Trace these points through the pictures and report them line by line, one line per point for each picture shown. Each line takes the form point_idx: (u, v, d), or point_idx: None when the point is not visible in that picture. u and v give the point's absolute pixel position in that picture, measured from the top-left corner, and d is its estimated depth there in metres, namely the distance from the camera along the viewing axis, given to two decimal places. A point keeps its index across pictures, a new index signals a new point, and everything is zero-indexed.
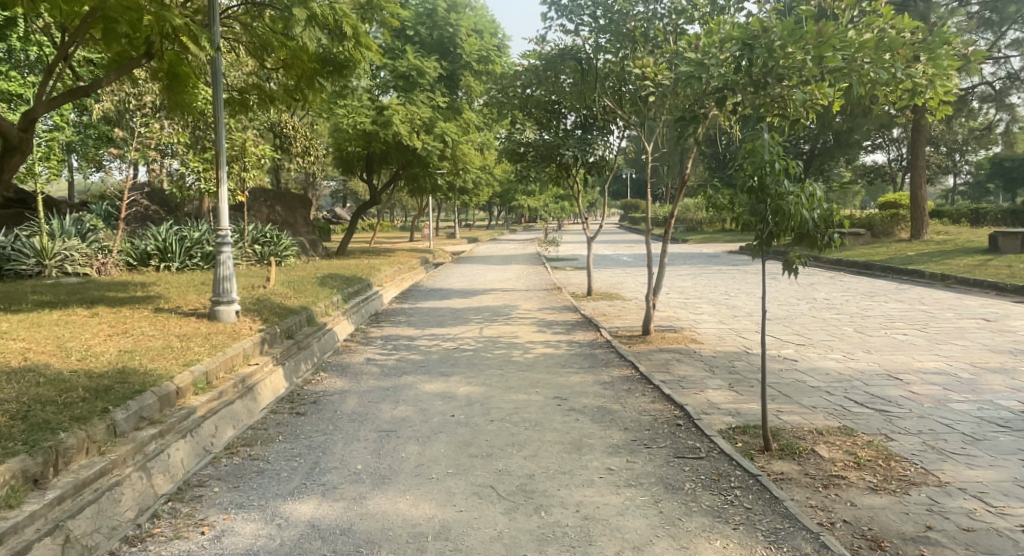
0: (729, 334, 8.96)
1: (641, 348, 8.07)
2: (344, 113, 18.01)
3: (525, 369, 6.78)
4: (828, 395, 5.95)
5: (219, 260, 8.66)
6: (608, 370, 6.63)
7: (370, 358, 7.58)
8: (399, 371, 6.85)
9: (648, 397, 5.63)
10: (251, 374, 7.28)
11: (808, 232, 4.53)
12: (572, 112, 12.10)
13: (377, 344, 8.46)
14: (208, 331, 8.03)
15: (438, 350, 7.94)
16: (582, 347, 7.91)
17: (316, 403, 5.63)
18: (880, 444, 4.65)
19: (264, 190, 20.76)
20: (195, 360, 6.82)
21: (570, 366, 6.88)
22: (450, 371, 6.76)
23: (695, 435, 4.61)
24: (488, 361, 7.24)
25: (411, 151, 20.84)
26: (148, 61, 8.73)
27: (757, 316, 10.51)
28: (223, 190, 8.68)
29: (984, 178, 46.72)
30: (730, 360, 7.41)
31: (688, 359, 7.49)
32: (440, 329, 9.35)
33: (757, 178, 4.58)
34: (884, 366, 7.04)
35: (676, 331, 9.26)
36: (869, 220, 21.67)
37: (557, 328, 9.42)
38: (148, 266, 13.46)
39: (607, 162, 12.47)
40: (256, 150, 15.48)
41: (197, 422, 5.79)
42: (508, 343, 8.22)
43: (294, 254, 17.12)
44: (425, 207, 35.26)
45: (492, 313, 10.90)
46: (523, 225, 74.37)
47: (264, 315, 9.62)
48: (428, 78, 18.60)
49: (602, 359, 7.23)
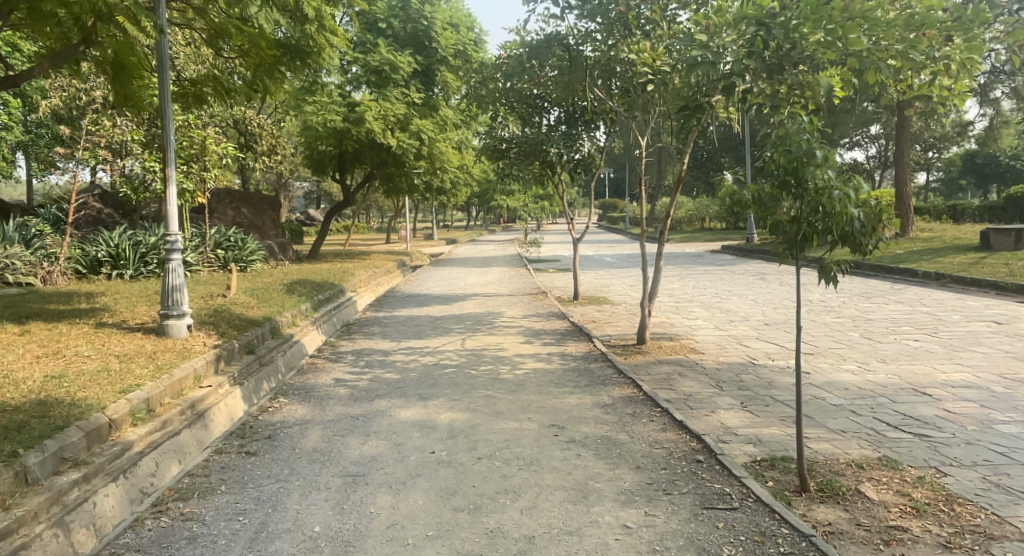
0: (731, 343, 8.27)
1: (638, 360, 7.33)
2: (313, 110, 17.06)
3: (514, 390, 6.00)
4: (855, 415, 5.26)
5: (169, 267, 7.82)
6: (607, 390, 5.89)
7: (339, 377, 6.76)
8: (370, 395, 6.03)
9: (657, 424, 4.90)
10: (201, 399, 6.48)
11: (853, 234, 3.80)
12: (556, 107, 11.59)
13: (346, 361, 7.61)
14: (153, 348, 7.18)
15: (415, 366, 7.16)
16: (574, 361, 7.17)
17: (270, 438, 4.82)
18: (934, 481, 3.98)
19: (229, 191, 19.75)
20: (134, 385, 5.98)
21: (565, 384, 6.13)
22: (429, 394, 5.96)
23: (722, 476, 3.90)
24: (471, 379, 6.46)
25: (385, 149, 19.94)
26: (86, 48, 7.82)
27: (756, 320, 9.84)
28: (171, 190, 7.80)
29: (956, 175, 46.96)
30: (738, 374, 6.71)
31: (691, 373, 6.77)
32: (417, 341, 8.55)
33: (792, 172, 3.85)
34: (907, 378, 6.40)
35: (673, 340, 8.54)
36: None
37: (544, 338, 8.67)
38: (99, 274, 12.53)
39: (593, 160, 11.83)
40: (217, 148, 14.57)
41: (132, 460, 4.97)
42: (492, 358, 7.44)
43: (260, 258, 16.26)
44: (400, 207, 34.36)
45: (473, 322, 10.12)
46: (501, 225, 73.72)
47: (221, 328, 8.76)
48: (402, 74, 17.72)
49: (598, 375, 6.49)
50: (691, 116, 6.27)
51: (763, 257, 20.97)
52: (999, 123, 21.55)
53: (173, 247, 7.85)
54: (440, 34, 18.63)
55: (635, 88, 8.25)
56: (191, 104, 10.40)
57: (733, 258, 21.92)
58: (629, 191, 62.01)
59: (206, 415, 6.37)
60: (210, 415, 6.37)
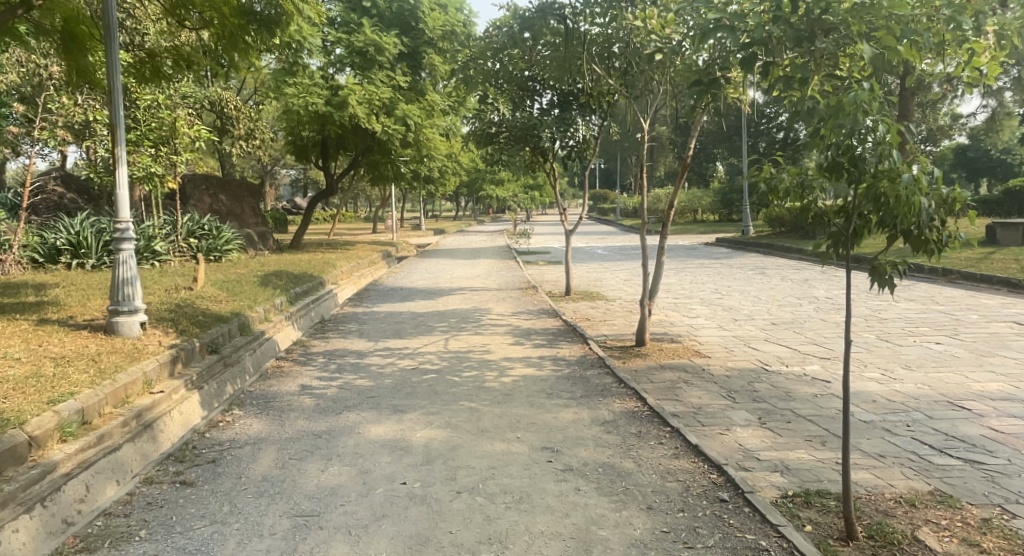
0: (737, 345, 7.60)
1: (638, 366, 6.66)
2: (294, 92, 16.24)
3: (501, 402, 5.29)
4: (891, 434, 4.58)
5: (119, 260, 7.09)
6: (606, 402, 5.19)
7: (305, 384, 6.03)
8: (338, 406, 5.31)
9: (667, 448, 4.20)
10: (148, 408, 5.75)
11: (918, 228, 3.05)
12: (549, 90, 11.07)
13: (316, 363, 6.88)
14: (97, 351, 6.46)
15: (392, 371, 6.44)
16: (568, 367, 6.47)
17: (213, 464, 4.11)
18: (1006, 526, 3.30)
19: (206, 177, 18.90)
20: (65, 395, 5.29)
21: (558, 395, 5.43)
22: (403, 406, 5.25)
23: (752, 523, 3.21)
24: (452, 389, 5.75)
25: (370, 135, 19.13)
26: (25, 11, 6.97)
27: (761, 320, 9.19)
28: (121, 173, 7.05)
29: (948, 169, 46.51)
30: (750, 382, 6.03)
31: (698, 381, 6.09)
32: (397, 341, 7.83)
33: (844, 153, 3.11)
34: (938, 387, 5.73)
35: (674, 342, 7.87)
36: None
37: (534, 338, 7.96)
38: (57, 263, 11.79)
39: (587, 146, 11.24)
40: (189, 130, 13.74)
41: (53, 484, 3.75)
42: (476, 363, 6.73)
43: (236, 248, 15.52)
44: (386, 196, 33.48)
45: (458, 319, 9.40)
46: (490, 216, 72.85)
47: (182, 324, 8.00)
48: (388, 55, 16.89)
49: (596, 385, 5.78)
50: (704, 92, 5.55)
51: (760, 251, 20.36)
52: (1001, 113, 21.07)
53: (123, 237, 7.12)
54: (426, 15, 17.76)
55: (640, 61, 7.49)
56: (149, 78, 9.72)
57: (728, 251, 21.32)
58: (620, 182, 61.28)
59: (154, 425, 5.69)
60: (158, 426, 5.65)
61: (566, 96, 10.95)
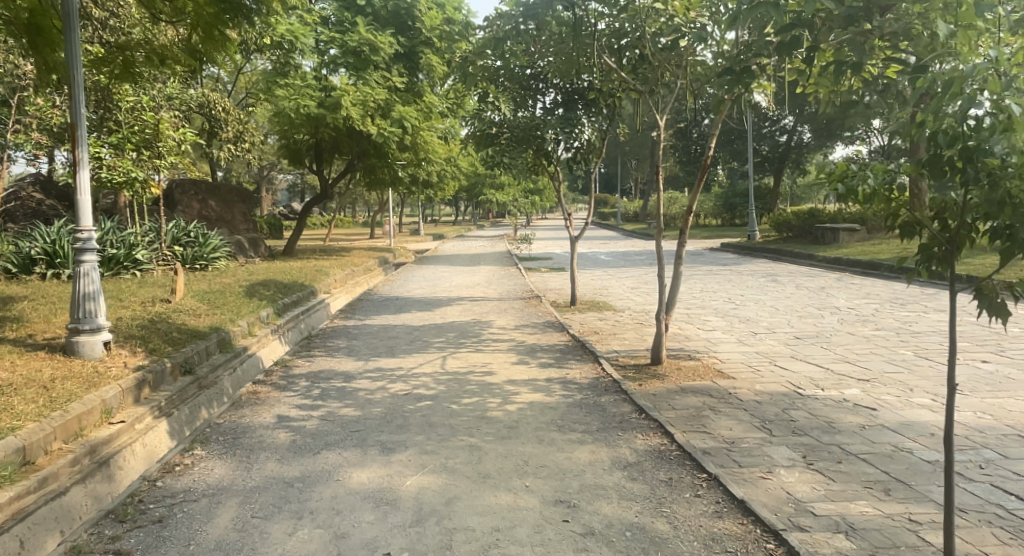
0: (762, 364, 6.91)
1: (657, 390, 5.96)
2: (286, 94, 15.53)
3: (505, 438, 4.60)
4: (966, 481, 3.87)
5: (80, 273, 6.39)
6: (626, 438, 4.49)
7: (283, 414, 5.36)
8: (317, 444, 4.62)
9: (705, 503, 3.51)
10: (105, 442, 5.07)
11: None
12: (552, 88, 10.43)
13: (297, 388, 6.18)
14: (50, 376, 5.77)
15: (382, 397, 5.76)
16: (579, 392, 5.77)
17: (160, 527, 3.45)
18: None
19: (195, 182, 18.18)
20: (7, 432, 4.61)
21: (571, 429, 4.74)
22: (391, 443, 4.55)
23: None
24: (449, 420, 5.06)
25: (365, 138, 18.45)
26: None
27: (784, 333, 8.49)
28: (83, 177, 6.38)
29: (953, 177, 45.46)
30: (785, 409, 5.33)
31: (726, 408, 5.40)
32: (388, 361, 7.14)
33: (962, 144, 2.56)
34: (1003, 417, 5.01)
35: (693, 359, 7.18)
36: (861, 214, 20.25)
37: (540, 357, 7.26)
38: (32, 274, 11.13)
39: (594, 148, 10.56)
40: (173, 133, 13.03)
41: None
42: (476, 387, 6.02)
43: (224, 256, 14.93)
44: (384, 200, 32.73)
45: (457, 334, 8.70)
46: (489, 221, 72.28)
47: (152, 343, 7.29)
48: (383, 55, 16.19)
49: (613, 414, 5.08)
50: (736, 82, 4.81)
51: (770, 256, 19.69)
52: None
53: (85, 247, 6.41)
54: (423, 14, 17.00)
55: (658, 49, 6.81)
56: (119, 72, 9.03)
57: (737, 257, 20.61)
58: (621, 186, 60.64)
59: (112, 463, 5.00)
60: (116, 462, 4.97)
61: (571, 95, 10.33)
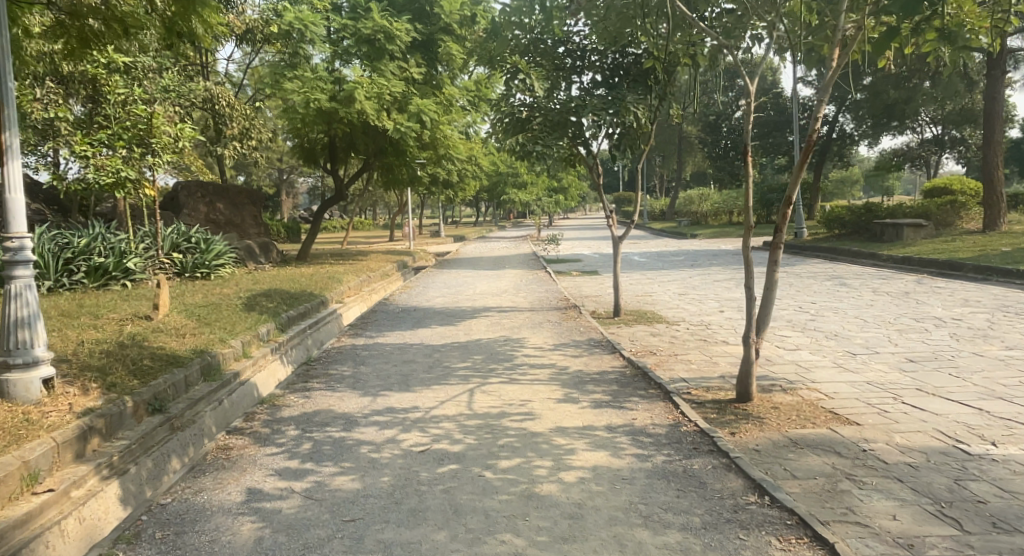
0: (883, 400, 5.33)
1: (760, 443, 4.42)
2: (295, 87, 14.10)
3: (569, 539, 3.11)
4: None
5: (11, 293, 4.96)
6: (755, 548, 2.99)
7: (256, 488, 3.90)
8: (295, 547, 3.15)
9: None
10: (18, 525, 3.49)
11: None
12: (592, 67, 8.99)
13: (281, 441, 4.73)
14: None
15: (391, 456, 4.29)
16: (658, 451, 4.25)
17: None
18: None
19: (201, 184, 16.97)
20: None
21: (667, 524, 3.22)
22: (400, 550, 3.07)
23: None
24: (484, 500, 3.56)
25: (382, 135, 17.04)
26: None
27: (889, 354, 6.88)
28: (13, 168, 4.96)
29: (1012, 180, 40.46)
30: (957, 478, 3.79)
31: (871, 477, 3.85)
32: (402, 397, 5.67)
33: None
34: None
35: (789, 393, 5.61)
36: (925, 208, 18.41)
37: (593, 391, 5.74)
38: None
39: (641, 133, 9.04)
40: (170, 128, 11.38)
41: None
42: (515, 440, 4.50)
43: (228, 264, 13.64)
44: (404, 203, 31.35)
45: (486, 357, 7.21)
46: (512, 222, 70.90)
47: (113, 376, 5.83)
48: (400, 44, 14.77)
49: (719, 495, 3.56)
50: None
51: (825, 256, 17.93)
52: None
53: (16, 259, 4.96)
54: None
55: None
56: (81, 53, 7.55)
57: (787, 257, 18.89)
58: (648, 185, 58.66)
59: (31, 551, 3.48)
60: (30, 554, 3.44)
61: (610, 74, 8.90)
